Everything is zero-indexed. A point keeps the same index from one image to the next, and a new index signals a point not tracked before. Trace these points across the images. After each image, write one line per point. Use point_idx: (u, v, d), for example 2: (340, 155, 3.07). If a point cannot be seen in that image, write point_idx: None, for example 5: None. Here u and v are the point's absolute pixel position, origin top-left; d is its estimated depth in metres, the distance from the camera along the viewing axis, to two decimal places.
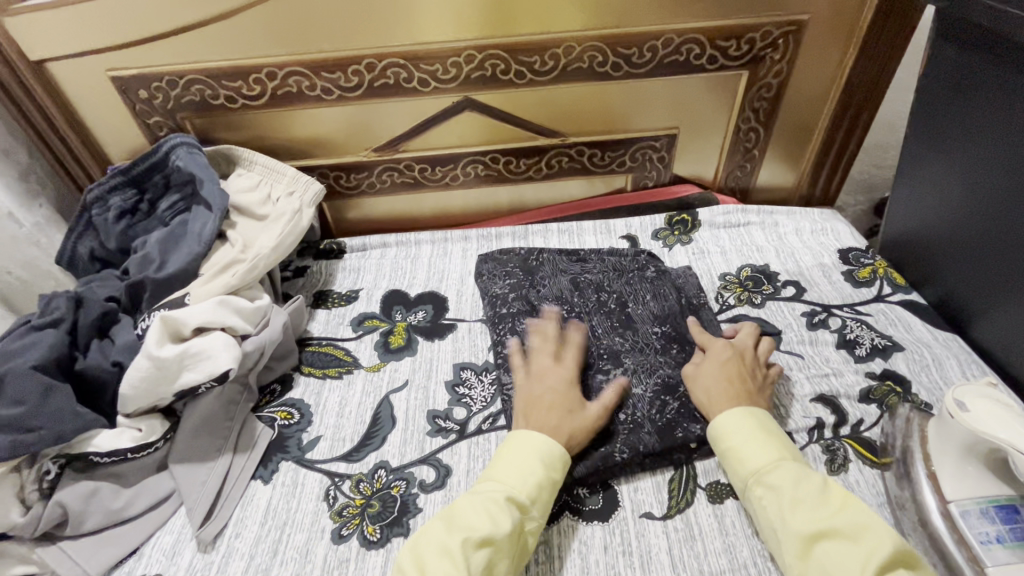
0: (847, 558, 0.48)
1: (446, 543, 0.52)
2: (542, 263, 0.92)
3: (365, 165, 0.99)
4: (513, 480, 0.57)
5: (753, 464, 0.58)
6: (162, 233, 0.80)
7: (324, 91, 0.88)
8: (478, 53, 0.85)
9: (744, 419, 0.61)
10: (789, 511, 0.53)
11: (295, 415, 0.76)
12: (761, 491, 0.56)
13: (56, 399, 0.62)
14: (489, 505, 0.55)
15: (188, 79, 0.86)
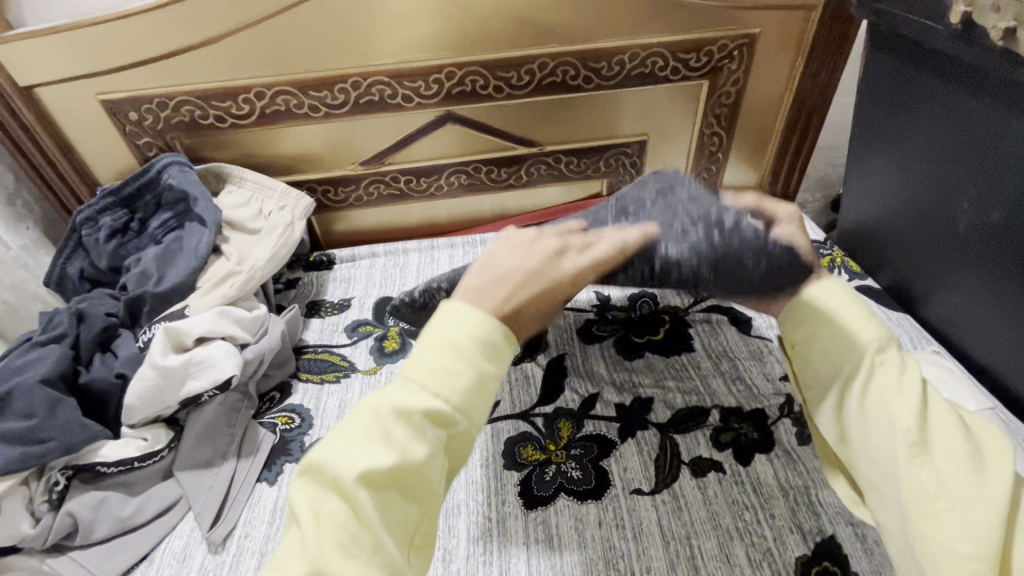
0: (976, 456, 0.41)
1: (337, 479, 0.38)
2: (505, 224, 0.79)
3: (353, 178, 1.03)
4: (435, 385, 0.41)
5: (864, 340, 0.46)
6: (157, 250, 0.83)
7: (312, 109, 0.92)
8: (457, 69, 0.90)
9: (842, 295, 0.49)
10: (912, 398, 0.43)
11: (296, 419, 0.79)
12: (872, 368, 0.45)
13: (63, 412, 0.64)
14: (407, 408, 0.40)
15: (177, 100, 0.89)
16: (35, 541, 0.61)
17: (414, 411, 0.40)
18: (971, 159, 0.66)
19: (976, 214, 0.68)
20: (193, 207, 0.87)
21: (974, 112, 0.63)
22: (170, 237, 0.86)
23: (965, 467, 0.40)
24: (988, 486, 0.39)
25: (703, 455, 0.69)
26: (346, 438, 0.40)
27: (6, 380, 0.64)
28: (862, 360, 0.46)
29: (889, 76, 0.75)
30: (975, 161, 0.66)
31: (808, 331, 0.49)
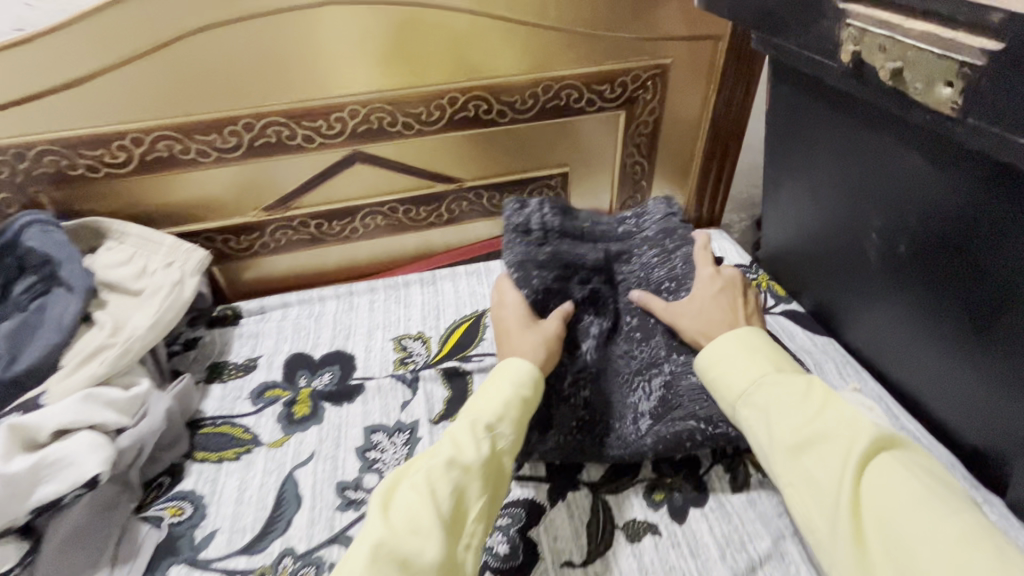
0: (831, 450, 0.48)
1: (420, 477, 0.53)
2: (559, 236, 0.80)
3: (256, 225, 0.94)
4: (487, 407, 0.60)
5: (739, 386, 0.57)
6: (13, 323, 0.72)
7: (200, 154, 0.84)
8: (361, 107, 0.85)
9: (733, 342, 0.61)
10: (775, 423, 0.52)
11: (187, 509, 0.69)
12: (752, 410, 0.55)
13: None
14: (467, 424, 0.58)
15: (38, 150, 0.78)
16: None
17: (468, 424, 0.58)
18: (874, 194, 0.66)
19: (883, 247, 0.68)
20: (61, 272, 0.76)
21: (872, 146, 0.63)
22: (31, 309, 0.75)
23: (822, 461, 0.48)
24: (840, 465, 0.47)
25: (637, 517, 0.65)
26: (412, 462, 0.56)
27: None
28: (738, 409, 0.57)
29: (793, 108, 0.75)
30: (879, 195, 0.65)
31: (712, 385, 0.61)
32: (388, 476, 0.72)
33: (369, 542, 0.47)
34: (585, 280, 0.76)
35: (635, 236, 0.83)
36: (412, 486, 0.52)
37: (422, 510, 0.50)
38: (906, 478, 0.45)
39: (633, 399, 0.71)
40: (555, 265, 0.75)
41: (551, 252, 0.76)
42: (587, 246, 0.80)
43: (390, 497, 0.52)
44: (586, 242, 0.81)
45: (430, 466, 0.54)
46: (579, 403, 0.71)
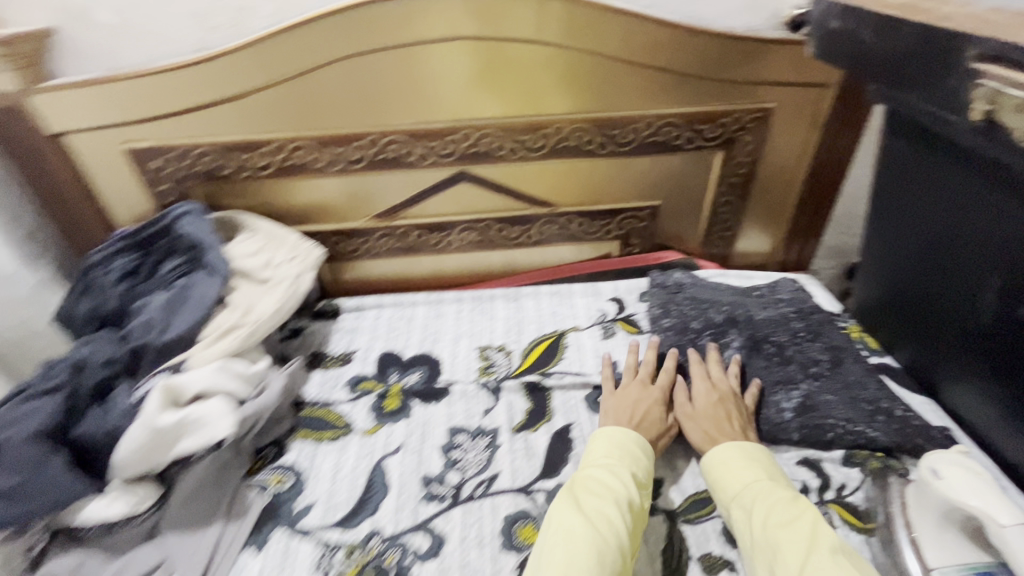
0: (807, 544, 0.56)
1: (598, 505, 0.62)
2: (694, 287, 0.99)
3: (365, 231, 1.03)
4: (630, 462, 0.68)
5: (732, 488, 0.66)
6: (165, 297, 0.82)
7: (329, 164, 0.94)
8: (473, 131, 0.92)
9: (742, 450, 0.70)
10: (762, 520, 0.60)
11: (288, 480, 0.76)
12: (740, 512, 0.63)
13: (52, 470, 0.62)
14: (617, 471, 0.67)
15: (199, 150, 0.91)
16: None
17: (631, 471, 0.67)
18: (991, 251, 0.65)
19: (997, 306, 0.66)
20: (204, 256, 0.88)
21: (997, 203, 0.62)
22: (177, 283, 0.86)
23: (789, 552, 0.56)
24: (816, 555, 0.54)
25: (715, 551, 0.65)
26: (571, 490, 0.65)
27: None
28: (732, 512, 0.64)
29: (908, 157, 0.75)
30: (1003, 255, 0.63)
31: (715, 485, 0.68)
32: (470, 475, 0.76)
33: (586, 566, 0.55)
34: (725, 315, 0.92)
35: (770, 297, 0.98)
36: (590, 515, 0.60)
37: (611, 537, 0.58)
38: (855, 573, 0.52)
39: (776, 398, 0.80)
40: (693, 303, 0.95)
41: (688, 297, 0.96)
42: (722, 293, 0.98)
43: (574, 525, 0.59)
44: (722, 290, 0.99)
45: (610, 494, 0.63)
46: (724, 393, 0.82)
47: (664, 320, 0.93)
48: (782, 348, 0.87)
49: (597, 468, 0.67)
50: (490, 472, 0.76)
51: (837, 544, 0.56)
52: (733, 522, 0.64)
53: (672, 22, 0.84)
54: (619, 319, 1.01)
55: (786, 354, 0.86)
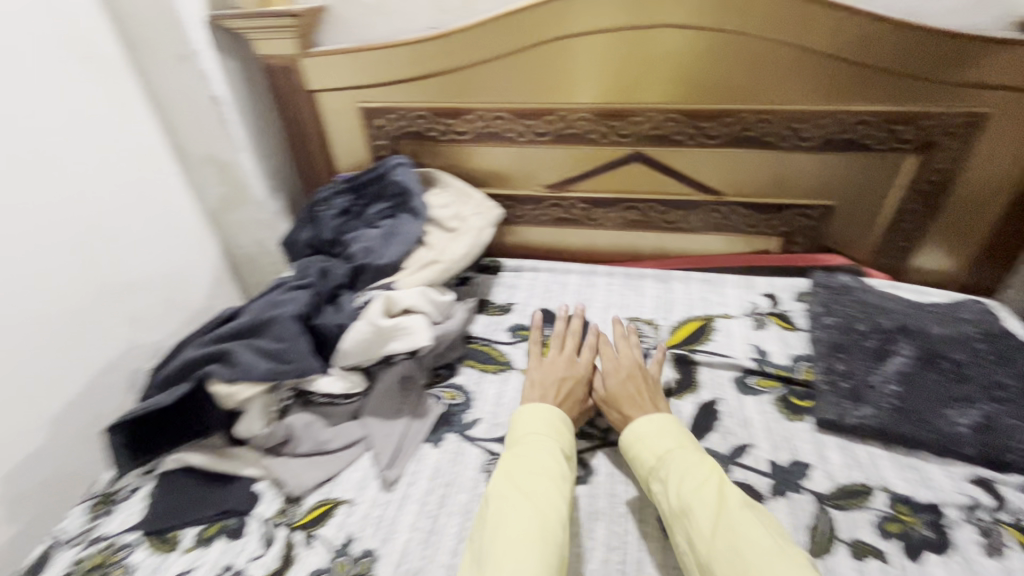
0: (718, 507, 0.61)
1: (541, 487, 0.64)
2: (862, 291, 0.96)
3: (536, 199, 1.14)
4: (541, 429, 0.73)
5: (649, 459, 0.70)
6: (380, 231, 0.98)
7: (519, 134, 1.05)
8: (657, 114, 0.97)
9: (652, 419, 0.75)
10: (681, 485, 0.65)
11: (460, 397, 0.89)
12: (659, 484, 0.67)
13: (303, 344, 0.80)
14: (545, 444, 0.71)
15: (416, 114, 1.07)
16: (256, 456, 0.78)
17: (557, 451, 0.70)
18: None
19: None
20: (410, 202, 1.03)
21: None
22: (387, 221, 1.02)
23: (706, 512, 0.61)
24: (731, 514, 0.59)
25: (866, 539, 0.66)
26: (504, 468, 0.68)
27: (271, 311, 0.82)
28: (649, 480, 0.69)
29: None
30: None
31: (630, 455, 0.73)
32: None
33: (533, 534, 0.59)
34: (896, 322, 0.88)
35: (950, 313, 0.92)
36: (526, 488, 0.64)
37: (557, 512, 0.62)
38: (762, 531, 0.58)
39: (949, 411, 0.76)
40: (861, 307, 0.92)
41: (855, 299, 0.94)
42: (894, 301, 0.94)
43: (509, 496, 0.64)
44: (895, 299, 0.95)
45: (527, 474, 0.66)
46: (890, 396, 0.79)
47: (827, 319, 0.92)
48: (961, 366, 0.81)
49: (522, 440, 0.72)
50: None
51: (757, 514, 0.61)
52: (654, 493, 0.68)
53: (887, 18, 0.83)
54: (771, 313, 1.02)
55: (965, 371, 0.81)
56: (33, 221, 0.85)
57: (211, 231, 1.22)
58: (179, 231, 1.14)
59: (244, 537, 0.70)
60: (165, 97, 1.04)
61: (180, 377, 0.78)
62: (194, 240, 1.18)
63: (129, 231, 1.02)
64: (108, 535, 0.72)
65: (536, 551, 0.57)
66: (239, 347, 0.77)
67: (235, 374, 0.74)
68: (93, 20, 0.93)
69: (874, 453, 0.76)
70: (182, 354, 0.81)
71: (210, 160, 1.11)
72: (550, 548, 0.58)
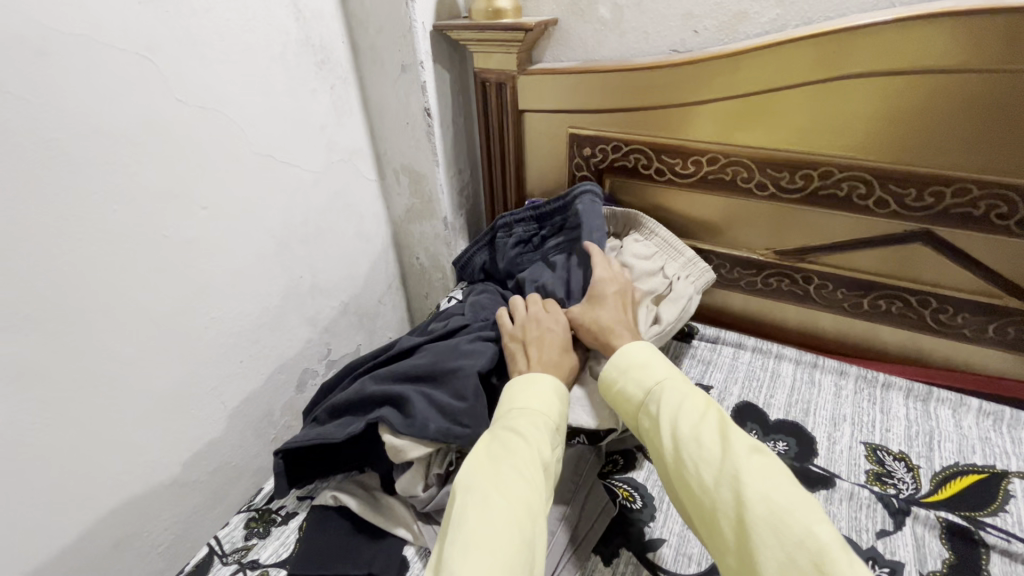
0: (723, 450, 0.54)
1: (518, 478, 0.55)
2: None
3: (757, 264, 0.93)
4: (540, 408, 0.64)
5: (637, 392, 0.65)
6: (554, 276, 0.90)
7: (759, 186, 0.85)
8: (976, 188, 0.71)
9: (647, 350, 0.69)
10: (676, 418, 0.59)
11: (638, 500, 0.74)
12: (650, 417, 0.62)
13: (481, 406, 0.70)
14: (534, 421, 0.62)
15: (632, 147, 0.92)
16: (409, 516, 0.71)
17: (545, 428, 0.62)
18: None
19: None
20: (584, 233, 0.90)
21: None
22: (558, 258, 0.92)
23: (708, 449, 0.55)
24: (741, 459, 0.52)
25: None
26: (493, 456, 0.58)
27: (452, 361, 0.75)
28: (642, 414, 0.63)
29: None
30: None
31: (609, 387, 0.68)
32: None
33: (503, 536, 0.50)
34: None
35: None
36: (501, 475, 0.55)
37: (528, 520, 0.52)
38: (774, 477, 0.51)
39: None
40: None
41: None
42: None
43: (488, 485, 0.55)
44: None
45: (514, 465, 0.56)
46: None
47: None
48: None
49: (510, 416, 0.63)
50: None
51: (770, 464, 0.53)
52: (645, 425, 0.63)
53: None
54: None
55: None
56: (250, 219, 0.87)
57: (392, 238, 1.22)
58: (364, 236, 1.13)
59: None
60: (378, 104, 1.03)
61: (352, 410, 0.74)
62: (376, 246, 1.18)
63: (325, 235, 1.03)
64: (260, 566, 0.68)
65: (507, 557, 0.48)
66: (413, 395, 0.71)
67: (406, 426, 0.67)
68: (333, 26, 0.93)
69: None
70: (357, 384, 0.78)
71: (406, 171, 1.09)
72: (521, 550, 0.49)
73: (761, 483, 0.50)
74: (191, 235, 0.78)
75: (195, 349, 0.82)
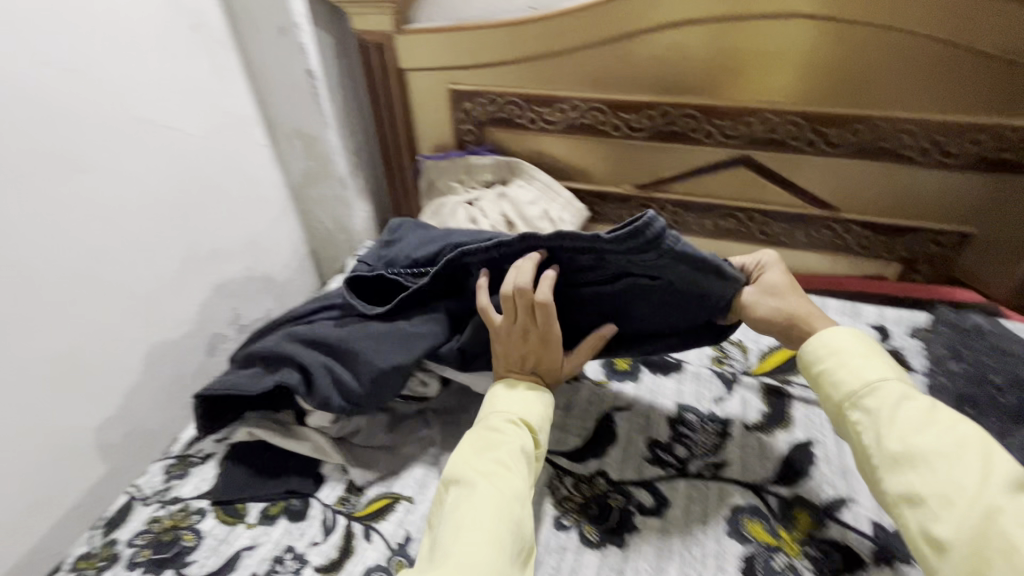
0: (942, 453, 0.51)
1: (496, 465, 0.62)
2: (997, 337, 0.82)
3: (623, 198, 1.06)
4: (520, 405, 0.68)
5: (846, 388, 0.58)
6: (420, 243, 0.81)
7: (614, 128, 0.98)
8: (775, 117, 0.87)
9: (850, 339, 0.61)
10: (923, 432, 0.52)
11: None
12: (863, 416, 0.56)
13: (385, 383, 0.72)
14: (508, 418, 0.67)
15: (506, 99, 1.02)
16: (325, 440, 0.76)
17: (518, 421, 0.66)
18: None
19: None
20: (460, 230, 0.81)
21: None
22: (585, 251, 0.67)
23: (981, 487, 0.48)
24: (939, 462, 0.50)
25: None
26: (472, 442, 0.65)
27: (357, 336, 0.73)
28: (873, 431, 0.55)
29: None
30: None
31: (818, 381, 0.61)
32: (697, 453, 0.75)
33: (483, 522, 0.56)
34: None
35: None
36: (482, 471, 0.61)
37: (508, 503, 0.59)
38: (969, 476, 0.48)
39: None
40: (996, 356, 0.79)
41: (986, 347, 0.81)
42: None
43: (474, 480, 0.60)
44: None
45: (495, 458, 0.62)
46: None
47: (953, 366, 0.80)
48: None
49: (488, 416, 0.68)
50: (717, 458, 0.75)
51: (975, 458, 0.50)
52: (853, 423, 0.57)
53: None
54: None
55: None
56: (138, 185, 0.89)
57: (294, 204, 1.25)
58: (264, 202, 1.16)
59: (306, 520, 0.70)
60: (262, 69, 1.05)
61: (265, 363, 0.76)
62: (277, 213, 1.21)
63: (222, 201, 1.05)
64: (180, 500, 0.74)
65: (487, 541, 0.55)
66: (317, 370, 0.72)
67: (310, 401, 0.72)
68: None
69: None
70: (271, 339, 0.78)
71: (299, 135, 1.12)
72: (500, 535, 0.55)
73: (999, 501, 0.46)
74: (72, 200, 0.79)
75: (91, 315, 0.84)
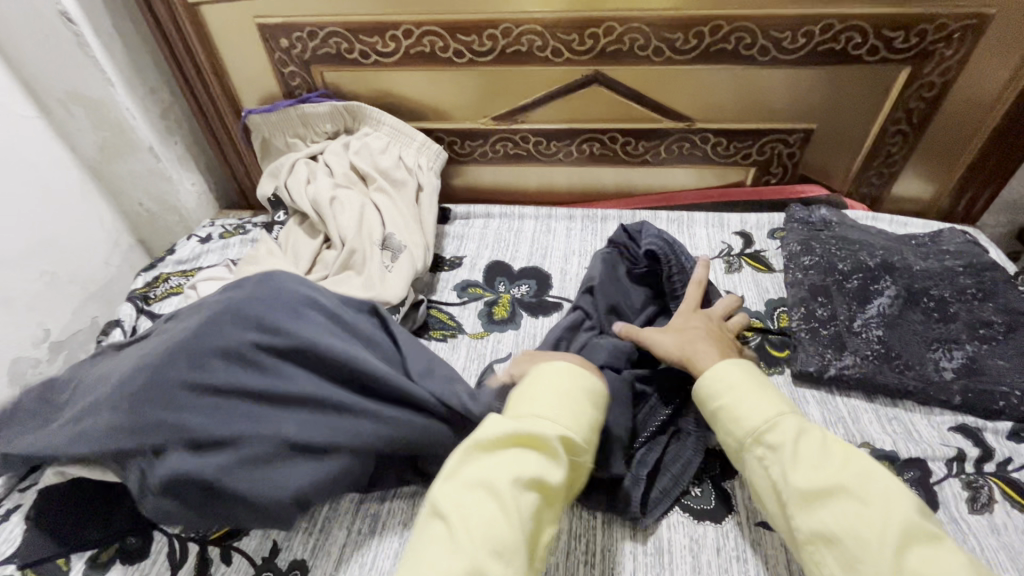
0: (851, 488, 0.47)
1: (497, 489, 0.46)
2: (838, 228, 0.87)
3: (482, 133, 0.98)
4: (561, 414, 0.52)
5: (748, 424, 0.54)
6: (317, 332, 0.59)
7: (456, 54, 0.87)
8: (618, 25, 0.81)
9: (746, 371, 0.58)
10: (825, 470, 0.49)
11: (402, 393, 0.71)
12: (766, 453, 0.52)
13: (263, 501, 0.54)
14: (546, 432, 0.50)
15: (328, 31, 0.87)
16: None
17: (555, 437, 0.50)
18: None
19: None
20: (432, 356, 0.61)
21: None
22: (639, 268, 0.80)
23: (889, 517, 0.44)
24: (847, 494, 0.47)
25: None
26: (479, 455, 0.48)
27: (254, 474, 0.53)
28: (777, 473, 0.51)
29: None
30: None
31: (718, 417, 0.57)
32: None
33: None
34: (880, 260, 0.79)
35: (930, 248, 0.83)
36: (471, 503, 0.45)
37: (512, 549, 0.43)
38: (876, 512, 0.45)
39: (935, 355, 0.71)
40: (847, 243, 0.83)
41: (834, 236, 0.85)
42: (876, 236, 0.85)
43: (456, 519, 0.44)
44: (879, 233, 0.86)
45: (511, 486, 0.46)
46: (870, 338, 0.73)
47: (806, 260, 0.83)
48: (946, 304, 0.74)
49: (523, 421, 0.51)
50: None
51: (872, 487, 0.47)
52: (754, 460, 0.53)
53: None
54: (744, 255, 0.91)
55: (947, 310, 0.74)
56: None
57: (97, 187, 1.01)
58: (52, 191, 0.93)
59: (147, 559, 0.60)
60: None
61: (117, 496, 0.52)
62: (77, 203, 0.98)
63: None
64: None
65: None
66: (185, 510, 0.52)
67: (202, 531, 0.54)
68: None
69: (856, 406, 0.70)
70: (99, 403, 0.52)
71: (76, 99, 0.90)
72: None
73: (908, 536, 0.43)
74: None
75: None
